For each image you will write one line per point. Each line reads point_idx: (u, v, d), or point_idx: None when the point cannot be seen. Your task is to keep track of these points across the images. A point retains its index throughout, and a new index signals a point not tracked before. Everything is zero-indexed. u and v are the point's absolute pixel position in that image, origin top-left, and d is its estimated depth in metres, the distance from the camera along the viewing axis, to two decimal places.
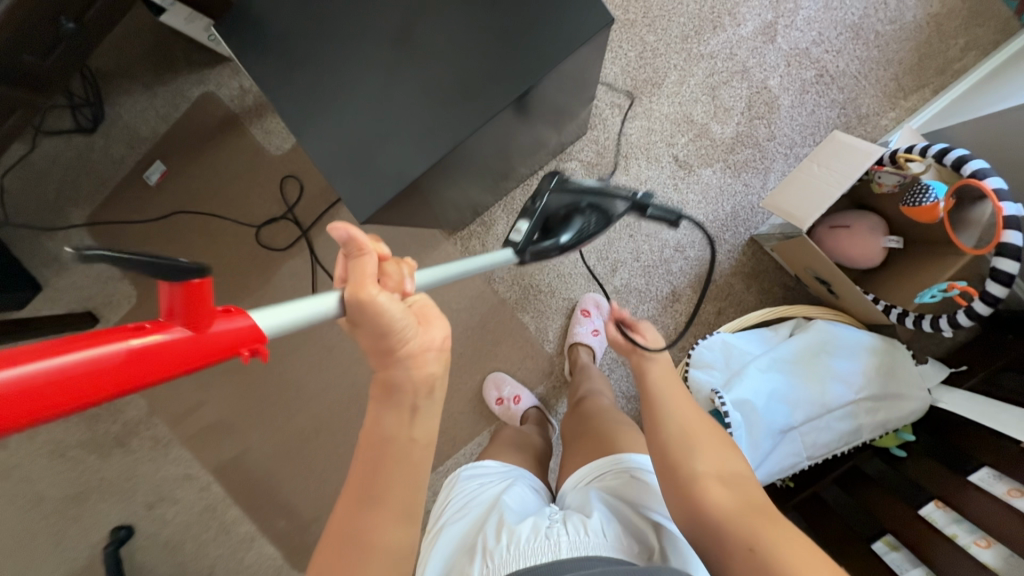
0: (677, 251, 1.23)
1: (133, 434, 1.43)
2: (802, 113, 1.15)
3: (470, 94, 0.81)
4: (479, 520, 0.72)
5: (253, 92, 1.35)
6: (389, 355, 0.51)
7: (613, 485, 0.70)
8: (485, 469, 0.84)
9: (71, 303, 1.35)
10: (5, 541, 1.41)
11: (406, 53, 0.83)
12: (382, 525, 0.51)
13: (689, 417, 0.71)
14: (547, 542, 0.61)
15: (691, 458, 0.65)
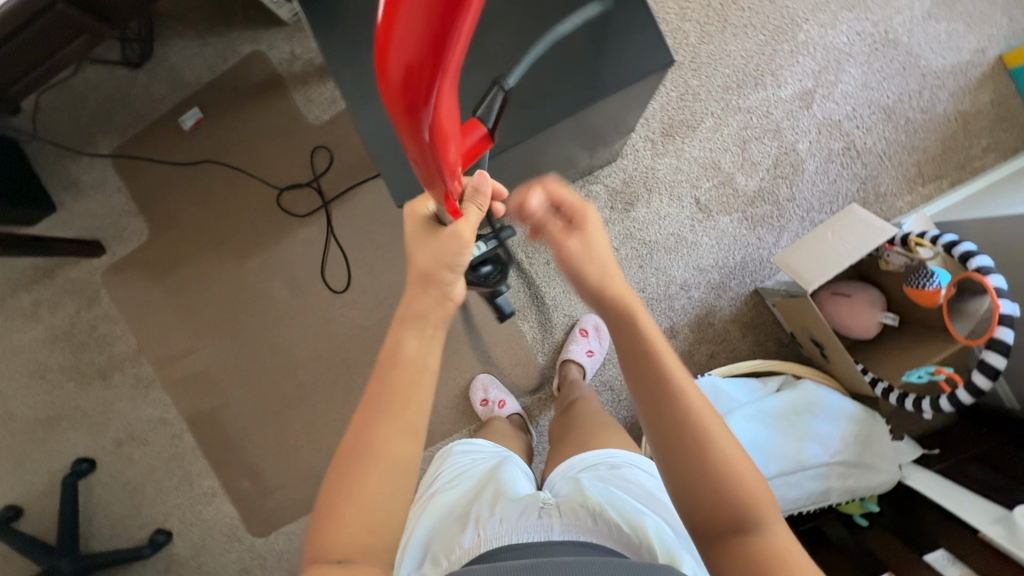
0: (683, 290, 1.23)
1: (117, 368, 1.43)
2: (824, 180, 1.19)
3: (521, 104, 0.85)
4: (469, 492, 0.83)
5: (302, 61, 1.36)
6: (428, 280, 0.64)
7: (601, 480, 0.77)
8: (473, 445, 0.97)
9: (80, 229, 1.40)
10: None
11: (470, 54, 0.85)
12: (400, 421, 0.59)
13: (692, 441, 0.56)
14: (540, 521, 0.67)
15: (703, 515, 0.55)
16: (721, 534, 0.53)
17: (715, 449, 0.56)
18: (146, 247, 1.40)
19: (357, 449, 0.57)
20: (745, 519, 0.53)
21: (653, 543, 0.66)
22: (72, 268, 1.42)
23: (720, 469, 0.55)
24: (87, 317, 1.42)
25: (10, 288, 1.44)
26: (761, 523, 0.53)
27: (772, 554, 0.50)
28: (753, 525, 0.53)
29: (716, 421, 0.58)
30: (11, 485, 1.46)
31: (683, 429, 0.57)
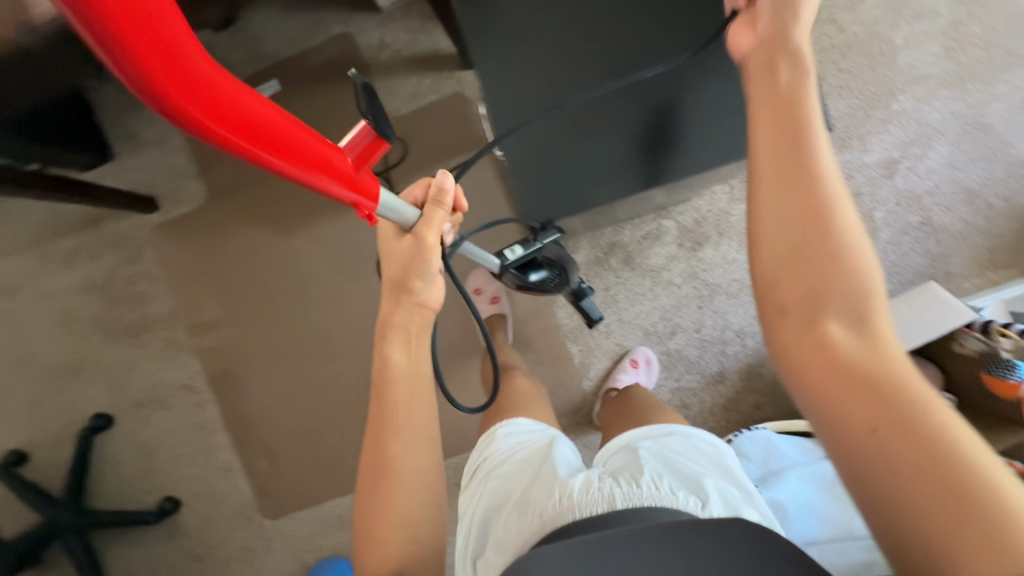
0: (737, 336, 1.25)
1: (149, 328, 1.40)
2: (895, 252, 1.20)
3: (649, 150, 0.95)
4: (521, 471, 0.82)
5: (392, 49, 1.29)
6: (402, 288, 0.69)
7: (653, 453, 0.78)
8: (518, 424, 0.94)
9: (134, 182, 1.38)
10: None
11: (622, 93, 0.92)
12: (404, 427, 0.64)
13: (812, 220, 0.52)
14: (599, 494, 0.68)
15: (797, 298, 0.51)
16: (817, 326, 0.49)
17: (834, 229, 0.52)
18: (199, 211, 1.38)
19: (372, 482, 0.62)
20: (852, 314, 0.49)
21: (715, 501, 0.69)
22: (121, 219, 1.40)
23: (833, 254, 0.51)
24: (128, 271, 1.40)
25: (53, 230, 1.41)
26: (868, 317, 0.49)
27: (873, 348, 0.47)
28: (859, 318, 0.49)
29: (847, 206, 0.53)
30: (19, 427, 1.42)
31: (808, 209, 0.53)
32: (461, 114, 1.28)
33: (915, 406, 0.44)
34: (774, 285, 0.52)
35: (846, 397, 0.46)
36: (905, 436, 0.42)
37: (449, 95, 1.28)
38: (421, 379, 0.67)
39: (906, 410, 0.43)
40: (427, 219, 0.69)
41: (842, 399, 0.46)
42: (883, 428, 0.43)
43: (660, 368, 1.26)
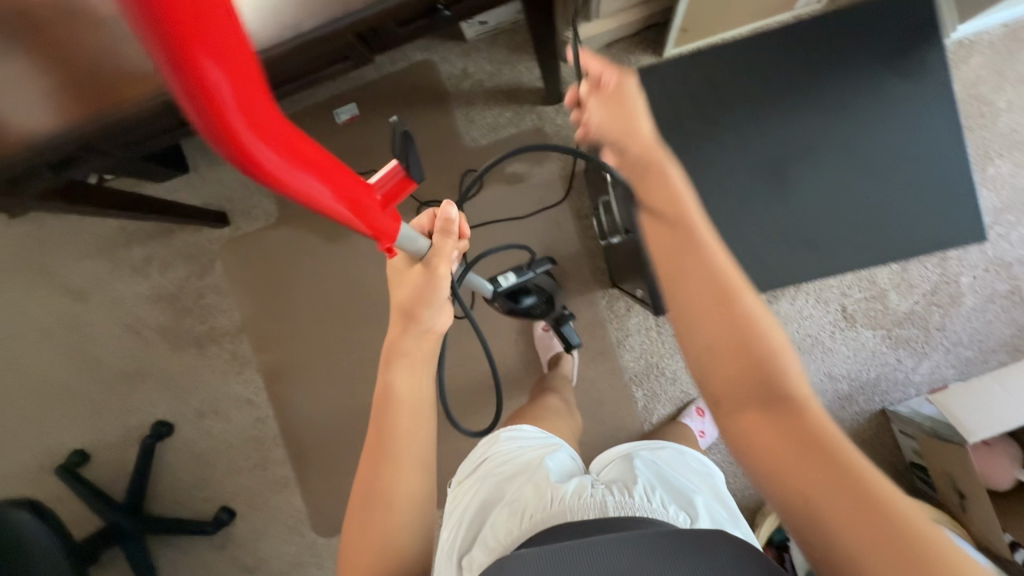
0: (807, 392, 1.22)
1: (214, 340, 1.42)
2: (978, 319, 1.17)
3: (814, 245, 0.89)
4: (519, 473, 0.82)
5: (474, 79, 1.28)
6: (411, 318, 0.61)
7: (647, 465, 0.79)
8: (521, 431, 0.95)
9: (208, 197, 1.39)
10: (62, 386, 1.44)
11: (778, 189, 0.87)
12: (403, 452, 0.59)
13: (718, 299, 0.44)
14: (593, 499, 0.69)
15: (723, 381, 0.43)
16: (748, 416, 0.41)
17: (741, 302, 0.44)
18: (270, 231, 1.39)
19: (365, 510, 0.57)
20: (771, 394, 0.41)
21: (702, 516, 0.68)
22: (191, 232, 1.41)
23: (746, 328, 0.43)
24: (196, 285, 1.41)
25: (124, 239, 1.43)
26: (786, 392, 0.41)
27: (802, 416, 0.40)
28: (780, 394, 0.41)
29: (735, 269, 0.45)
30: (80, 429, 1.44)
31: (705, 280, 0.44)
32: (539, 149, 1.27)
33: (855, 486, 0.37)
34: (701, 374, 0.45)
35: (789, 480, 0.39)
36: (840, 503, 0.37)
37: (528, 129, 1.27)
38: (422, 392, 0.62)
39: (857, 487, 0.37)
40: (437, 250, 0.60)
41: (789, 487, 0.39)
42: (818, 500, 0.37)
43: None
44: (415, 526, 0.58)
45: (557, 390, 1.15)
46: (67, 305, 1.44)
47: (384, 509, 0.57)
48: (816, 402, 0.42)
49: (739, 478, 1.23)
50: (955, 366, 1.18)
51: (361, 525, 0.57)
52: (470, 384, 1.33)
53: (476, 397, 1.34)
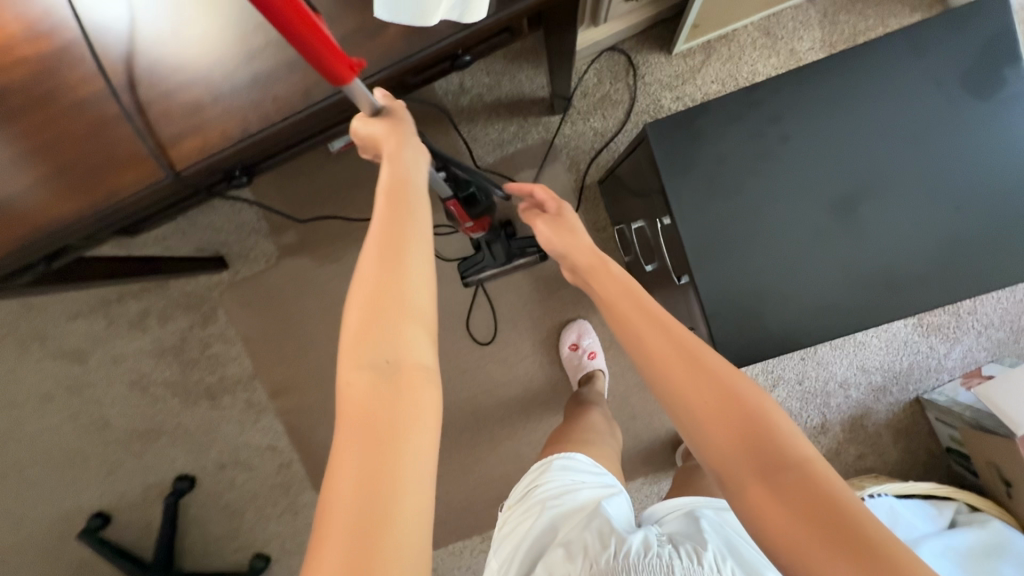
0: (841, 387, 1.21)
1: (227, 390, 1.36)
2: (1008, 299, 1.16)
3: (896, 287, 0.61)
4: (574, 515, 0.65)
5: (474, 94, 1.20)
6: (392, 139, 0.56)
7: (714, 525, 0.62)
8: (574, 461, 0.75)
9: (202, 242, 1.31)
10: (71, 453, 1.38)
11: (845, 230, 0.60)
12: (410, 263, 0.48)
13: (693, 371, 0.47)
14: (656, 563, 0.56)
15: (722, 459, 0.43)
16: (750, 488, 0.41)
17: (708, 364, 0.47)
18: (272, 271, 1.32)
19: (369, 337, 0.44)
20: (770, 463, 0.41)
21: None
22: (187, 280, 1.33)
23: (728, 393, 0.45)
24: (200, 334, 1.34)
25: (117, 293, 1.35)
26: (785, 462, 0.41)
27: (808, 482, 0.40)
28: (774, 456, 0.41)
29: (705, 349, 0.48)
30: (96, 494, 1.39)
31: (680, 357, 0.48)
32: (550, 162, 1.21)
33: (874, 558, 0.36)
34: (694, 445, 0.46)
35: (811, 561, 0.37)
36: None
37: (536, 143, 1.21)
38: (427, 201, 0.53)
39: (873, 551, 0.36)
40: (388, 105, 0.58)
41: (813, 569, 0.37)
42: None
43: None
44: (427, 353, 0.46)
45: (597, 403, 1.04)
46: (64, 368, 1.37)
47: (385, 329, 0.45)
48: (819, 463, 0.41)
49: None
50: (987, 349, 1.17)
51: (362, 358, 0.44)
52: (499, 409, 1.29)
53: (507, 424, 1.29)
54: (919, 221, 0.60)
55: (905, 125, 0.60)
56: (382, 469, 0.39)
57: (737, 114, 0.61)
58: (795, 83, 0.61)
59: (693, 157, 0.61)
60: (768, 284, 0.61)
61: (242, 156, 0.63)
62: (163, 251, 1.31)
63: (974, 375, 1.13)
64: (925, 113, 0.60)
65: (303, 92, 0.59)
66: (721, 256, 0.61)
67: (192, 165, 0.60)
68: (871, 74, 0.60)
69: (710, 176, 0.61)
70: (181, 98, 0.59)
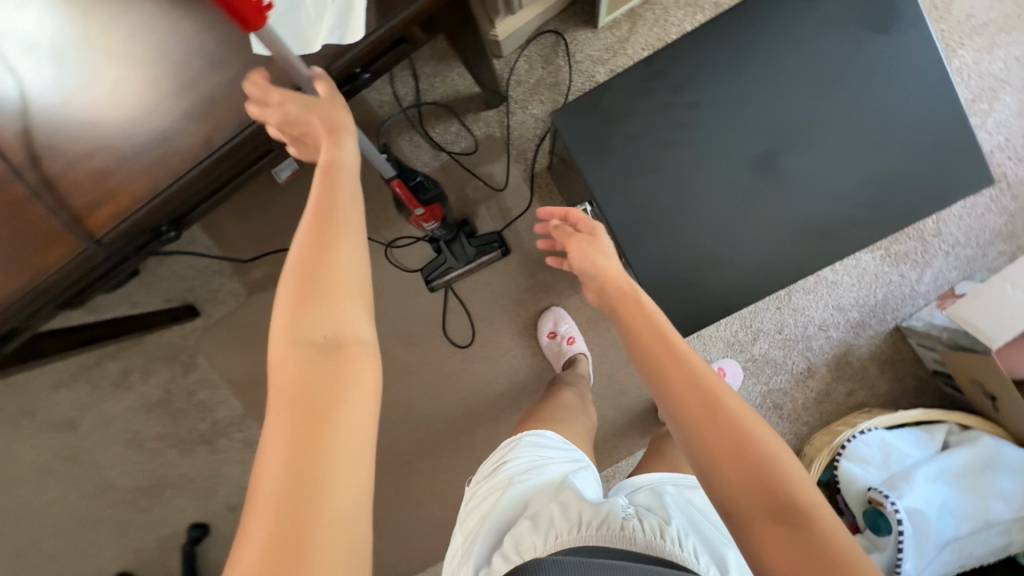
0: (821, 329, 1.22)
1: (221, 434, 1.36)
2: (971, 215, 1.16)
3: (832, 233, 0.61)
4: (542, 489, 0.66)
5: (409, 100, 1.20)
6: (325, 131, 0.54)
7: (677, 503, 0.64)
8: (544, 437, 0.78)
9: (169, 293, 1.31)
10: (81, 519, 1.40)
11: (774, 185, 0.60)
12: (343, 252, 0.48)
13: (708, 407, 0.48)
14: (619, 533, 0.56)
15: (734, 490, 0.45)
16: (757, 536, 0.43)
17: (724, 398, 0.49)
18: (243, 309, 1.32)
19: (304, 316, 0.44)
20: (778, 503, 0.43)
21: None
22: (162, 333, 1.33)
23: (739, 425, 0.47)
24: (184, 383, 1.35)
25: (95, 357, 1.35)
26: (792, 502, 0.43)
27: (809, 525, 0.42)
28: (780, 497, 0.44)
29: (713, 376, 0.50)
30: (113, 555, 1.40)
31: (692, 390, 0.49)
32: (496, 156, 1.20)
33: None
34: (701, 466, 0.47)
35: None
36: None
37: (479, 139, 1.20)
38: (359, 185, 0.54)
39: None
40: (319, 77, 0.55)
41: None
42: None
43: (747, 376, 1.23)
44: (366, 325, 0.47)
45: (574, 384, 1.04)
46: (59, 438, 1.37)
47: (326, 302, 0.46)
48: (816, 502, 0.44)
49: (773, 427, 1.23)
50: (957, 268, 1.17)
51: (297, 332, 0.44)
52: (491, 407, 1.29)
53: (501, 421, 1.30)
54: (850, 165, 0.60)
55: (810, 70, 0.59)
56: (318, 445, 0.39)
57: (640, 87, 0.61)
58: (694, 45, 0.60)
59: (604, 138, 0.61)
60: (702, 253, 0.61)
61: (161, 212, 0.62)
62: (132, 308, 1.31)
63: (948, 296, 1.12)
64: (829, 53, 0.59)
65: (206, 140, 0.59)
66: (648, 231, 0.61)
67: (111, 230, 0.59)
68: (774, 20, 0.59)
69: (624, 155, 0.61)
70: (86, 166, 0.59)
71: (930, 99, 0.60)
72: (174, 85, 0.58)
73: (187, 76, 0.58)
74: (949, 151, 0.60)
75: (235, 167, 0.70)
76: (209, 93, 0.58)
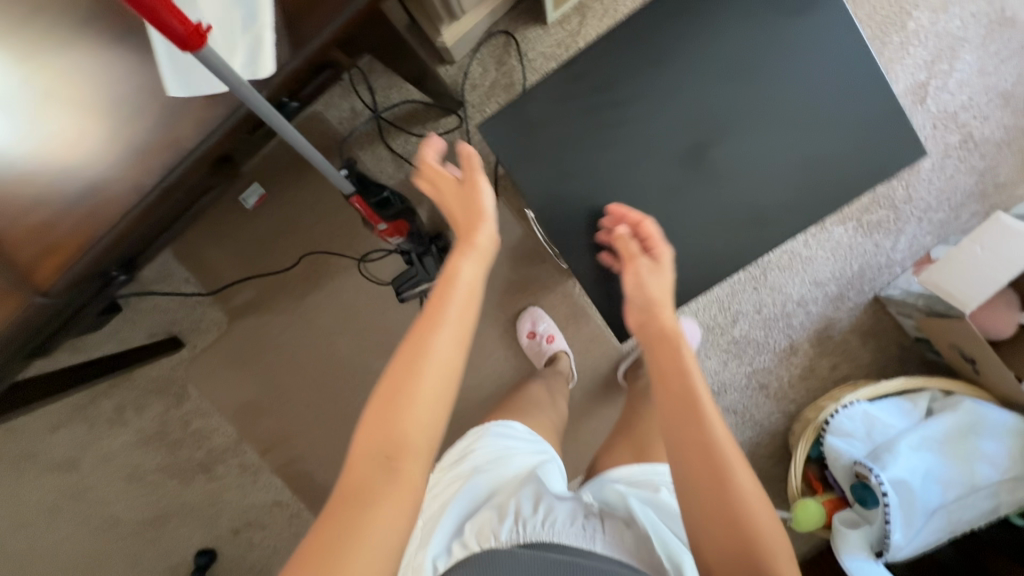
0: (799, 305, 1.21)
1: (219, 460, 1.38)
2: (940, 178, 1.14)
3: (766, 219, 0.64)
4: (508, 482, 0.68)
5: (366, 114, 1.20)
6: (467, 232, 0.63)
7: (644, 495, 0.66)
8: (510, 428, 0.80)
9: (152, 327, 1.33)
10: (92, 556, 1.42)
11: (703, 178, 0.63)
12: (438, 341, 0.52)
13: (716, 482, 0.49)
14: (582, 533, 0.57)
15: (720, 561, 0.48)
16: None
17: (732, 473, 0.49)
18: (226, 337, 1.33)
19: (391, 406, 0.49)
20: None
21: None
22: (150, 366, 1.35)
23: (738, 503, 0.48)
24: (177, 415, 1.37)
25: (88, 397, 1.37)
26: None
27: None
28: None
29: (730, 451, 0.50)
30: None
31: (697, 450, 0.50)
32: (459, 162, 1.20)
33: None
34: (697, 533, 0.50)
35: None
36: None
37: (440, 146, 1.20)
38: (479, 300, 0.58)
39: None
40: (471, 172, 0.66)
41: None
42: None
43: (730, 358, 1.23)
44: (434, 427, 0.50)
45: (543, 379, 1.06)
46: (61, 478, 1.40)
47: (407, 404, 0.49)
48: None
49: (761, 407, 1.23)
50: (931, 232, 1.16)
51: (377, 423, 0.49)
52: (479, 411, 1.29)
53: None
54: (775, 152, 0.63)
55: (728, 62, 0.63)
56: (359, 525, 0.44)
57: (562, 94, 0.65)
58: (608, 49, 0.64)
59: (533, 148, 0.65)
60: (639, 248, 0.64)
61: (110, 254, 0.63)
62: (118, 345, 1.33)
63: (923, 261, 1.10)
64: (743, 44, 0.63)
65: (136, 186, 0.59)
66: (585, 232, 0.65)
67: (59, 281, 0.60)
68: (691, 21, 0.63)
69: (554, 160, 0.65)
70: (21, 224, 0.60)
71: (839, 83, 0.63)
72: (104, 132, 0.59)
73: (113, 127, 0.60)
74: (869, 130, 0.64)
75: (181, 199, 0.70)
76: (135, 141, 0.59)
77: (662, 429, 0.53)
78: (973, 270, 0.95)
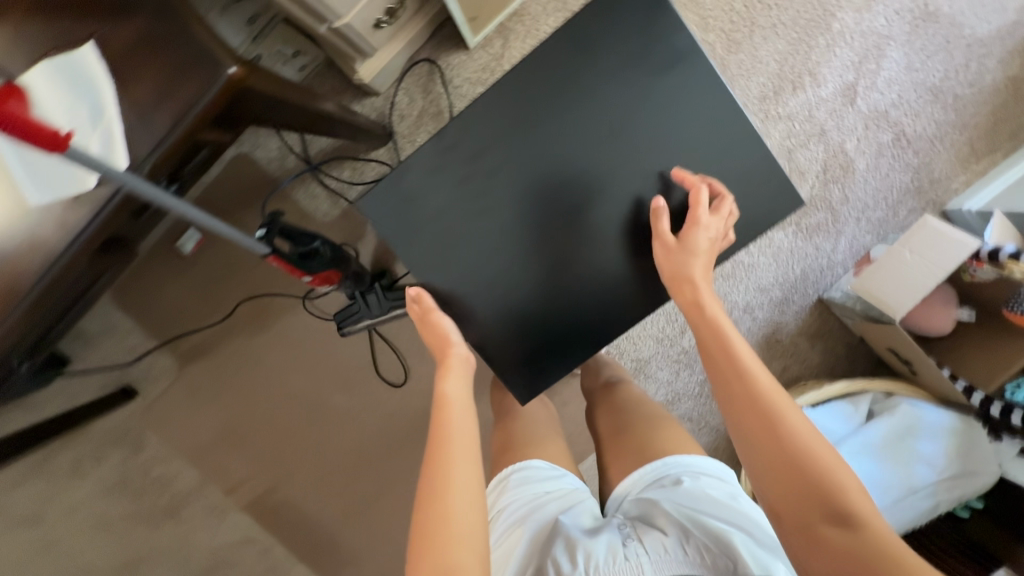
0: (746, 311, 1.19)
1: (185, 503, 1.37)
2: (876, 177, 1.14)
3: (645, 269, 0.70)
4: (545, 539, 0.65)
5: (295, 154, 1.18)
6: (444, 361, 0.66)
7: (673, 492, 0.64)
8: (531, 469, 0.72)
9: (104, 377, 1.32)
10: None
11: (583, 234, 0.69)
12: (456, 469, 0.54)
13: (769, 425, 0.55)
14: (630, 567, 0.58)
15: (785, 497, 0.53)
16: (807, 533, 0.52)
17: (783, 417, 0.55)
18: (180, 382, 1.33)
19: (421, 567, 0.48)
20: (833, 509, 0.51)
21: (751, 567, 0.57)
22: (107, 417, 1.35)
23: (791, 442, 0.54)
24: (138, 462, 1.36)
25: (49, 450, 1.37)
26: (846, 509, 0.51)
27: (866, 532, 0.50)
28: (835, 507, 0.51)
29: (781, 398, 0.56)
30: None
31: (746, 402, 0.56)
32: None
33: None
34: (757, 473, 0.56)
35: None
36: None
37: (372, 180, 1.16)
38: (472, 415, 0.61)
39: None
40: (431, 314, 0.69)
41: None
42: None
43: (680, 368, 1.24)
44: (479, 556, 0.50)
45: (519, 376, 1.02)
46: (26, 534, 1.39)
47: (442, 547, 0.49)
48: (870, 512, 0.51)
49: (714, 413, 1.24)
50: (870, 232, 1.15)
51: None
52: None
53: None
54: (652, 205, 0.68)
55: (604, 123, 0.67)
56: None
57: (442, 161, 0.68)
58: (479, 119, 0.68)
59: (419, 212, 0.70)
60: (527, 308, 0.71)
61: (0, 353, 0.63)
62: (70, 398, 1.32)
63: (862, 262, 1.10)
64: (616, 103, 0.67)
65: (5, 293, 0.59)
66: (498, 282, 0.71)
67: None
68: (570, 85, 0.67)
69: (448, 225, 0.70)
70: None
71: (705, 137, 0.68)
72: None
73: None
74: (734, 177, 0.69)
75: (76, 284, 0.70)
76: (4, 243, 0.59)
77: (713, 387, 0.60)
78: (903, 275, 0.95)
